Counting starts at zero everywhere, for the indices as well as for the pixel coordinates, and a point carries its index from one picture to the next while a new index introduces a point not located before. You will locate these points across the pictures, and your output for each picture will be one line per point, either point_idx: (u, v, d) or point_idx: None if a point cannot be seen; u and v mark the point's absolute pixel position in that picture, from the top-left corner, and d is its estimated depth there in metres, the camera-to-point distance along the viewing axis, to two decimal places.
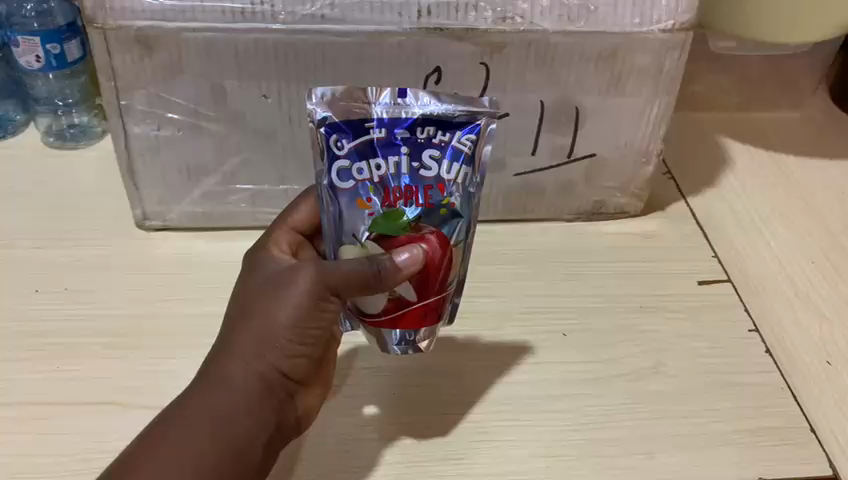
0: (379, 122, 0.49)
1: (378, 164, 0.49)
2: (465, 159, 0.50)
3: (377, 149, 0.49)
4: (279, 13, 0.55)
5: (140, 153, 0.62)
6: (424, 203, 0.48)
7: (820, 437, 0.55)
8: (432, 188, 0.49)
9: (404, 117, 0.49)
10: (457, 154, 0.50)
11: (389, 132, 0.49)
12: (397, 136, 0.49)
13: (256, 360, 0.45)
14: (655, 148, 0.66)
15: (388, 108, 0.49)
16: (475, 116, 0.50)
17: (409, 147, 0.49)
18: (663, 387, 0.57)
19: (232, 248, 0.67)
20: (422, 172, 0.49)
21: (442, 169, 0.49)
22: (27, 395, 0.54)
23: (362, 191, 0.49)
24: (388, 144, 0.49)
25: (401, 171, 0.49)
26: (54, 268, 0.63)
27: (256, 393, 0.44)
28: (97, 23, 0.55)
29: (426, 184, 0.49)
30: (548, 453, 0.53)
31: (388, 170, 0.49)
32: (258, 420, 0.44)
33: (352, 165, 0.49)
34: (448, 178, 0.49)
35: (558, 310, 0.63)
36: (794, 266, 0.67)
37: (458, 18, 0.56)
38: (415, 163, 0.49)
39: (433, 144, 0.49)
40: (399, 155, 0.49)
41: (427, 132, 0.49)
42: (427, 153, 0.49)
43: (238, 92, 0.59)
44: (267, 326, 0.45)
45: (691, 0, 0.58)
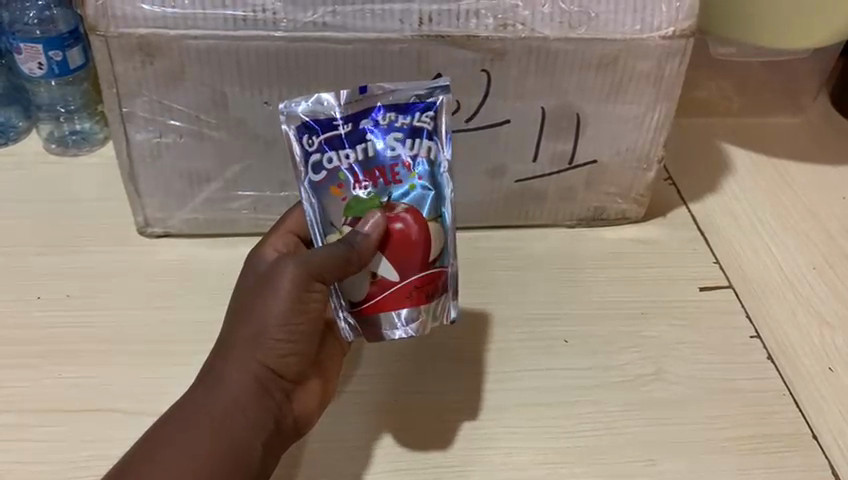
0: (344, 117, 0.49)
1: (346, 152, 0.48)
2: (427, 134, 0.49)
3: (344, 141, 0.48)
4: (281, 21, 0.55)
5: (142, 160, 0.63)
6: (394, 182, 0.48)
7: (823, 444, 0.55)
8: (399, 167, 0.48)
9: (365, 106, 0.49)
10: (420, 132, 0.49)
11: (353, 121, 0.49)
12: (361, 125, 0.49)
13: (249, 361, 0.45)
14: (656, 154, 0.66)
15: (349, 102, 0.49)
16: (433, 91, 0.50)
17: (373, 132, 0.48)
18: (664, 394, 0.57)
19: (233, 255, 0.67)
20: (388, 152, 0.48)
21: (406, 147, 0.48)
22: (29, 403, 0.54)
23: (335, 179, 0.48)
24: (353, 132, 0.48)
25: (370, 156, 0.48)
26: (56, 275, 0.63)
27: (250, 393, 0.45)
28: (100, 31, 0.55)
29: (393, 164, 0.48)
30: (550, 460, 0.53)
31: (357, 157, 0.48)
32: (254, 420, 0.44)
33: (322, 157, 0.48)
34: (414, 155, 0.48)
35: (560, 316, 0.63)
36: (795, 272, 0.67)
37: (459, 25, 0.57)
38: (382, 145, 0.48)
39: (395, 125, 0.49)
40: (366, 141, 0.48)
41: (387, 115, 0.49)
42: (390, 135, 0.48)
43: (240, 99, 0.59)
44: (256, 326, 0.45)
45: (692, 7, 0.58)
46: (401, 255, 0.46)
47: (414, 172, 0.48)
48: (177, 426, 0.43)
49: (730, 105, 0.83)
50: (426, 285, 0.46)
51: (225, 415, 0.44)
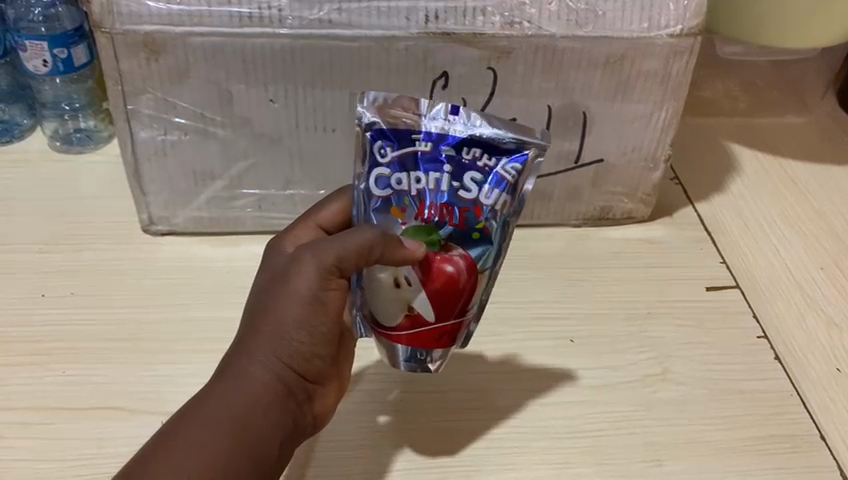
0: (428, 135, 0.48)
1: (418, 177, 0.48)
2: (507, 187, 0.48)
3: (419, 161, 0.48)
4: (287, 18, 0.55)
5: (147, 158, 0.62)
6: (458, 224, 0.48)
7: (830, 445, 0.54)
8: (469, 210, 0.48)
9: (452, 134, 0.48)
10: (500, 182, 0.48)
11: (434, 146, 0.48)
12: (443, 152, 0.48)
13: (272, 356, 0.44)
14: (663, 153, 0.66)
15: (437, 122, 0.49)
16: (526, 144, 0.49)
17: (453, 166, 0.48)
18: (670, 394, 0.57)
19: (238, 253, 0.66)
20: (461, 193, 0.48)
21: (481, 192, 0.48)
22: (31, 400, 0.54)
23: (399, 201, 0.48)
24: (433, 159, 0.48)
25: (441, 189, 0.48)
26: (59, 272, 0.63)
27: (274, 391, 0.43)
28: (105, 27, 0.55)
29: (463, 206, 0.48)
30: (555, 459, 0.52)
31: (427, 185, 0.48)
32: (276, 419, 0.43)
33: (392, 174, 0.48)
34: (486, 203, 0.48)
35: (566, 316, 0.62)
36: (803, 273, 0.67)
37: (465, 23, 0.56)
38: (456, 182, 0.48)
39: (476, 166, 0.48)
40: (441, 172, 0.48)
41: (472, 153, 0.48)
42: (469, 175, 0.48)
43: (245, 97, 0.59)
44: (279, 322, 0.44)
45: (700, 5, 0.58)
46: (445, 298, 0.46)
47: (481, 221, 0.48)
48: (198, 418, 0.41)
49: (738, 105, 0.83)
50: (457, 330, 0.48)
51: (248, 410, 0.42)
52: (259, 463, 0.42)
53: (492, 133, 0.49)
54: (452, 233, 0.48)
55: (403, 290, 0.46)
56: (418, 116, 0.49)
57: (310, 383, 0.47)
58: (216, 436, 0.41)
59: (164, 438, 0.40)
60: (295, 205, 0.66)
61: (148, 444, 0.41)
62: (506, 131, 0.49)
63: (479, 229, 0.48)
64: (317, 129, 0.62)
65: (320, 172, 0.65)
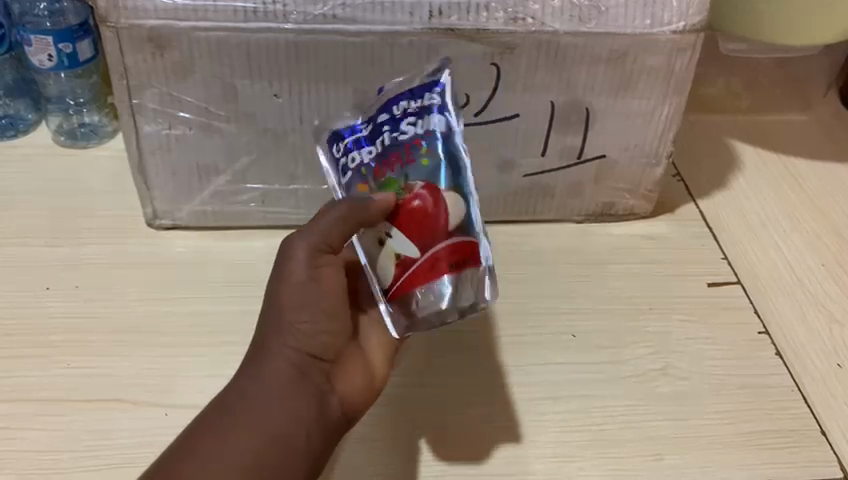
0: (366, 118, 0.53)
1: (367, 149, 0.52)
2: (437, 109, 0.52)
3: (363, 139, 0.52)
4: (291, 13, 0.56)
5: (151, 152, 0.63)
6: (407, 161, 0.51)
7: (831, 439, 0.55)
8: (412, 146, 0.51)
9: (383, 103, 0.53)
10: (432, 110, 0.52)
11: (372, 123, 0.52)
12: (380, 120, 0.52)
13: (279, 342, 0.46)
14: (665, 149, 0.66)
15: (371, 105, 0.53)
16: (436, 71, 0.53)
17: (389, 123, 0.51)
18: (672, 389, 0.57)
19: (242, 248, 0.67)
20: (401, 137, 0.51)
21: (418, 128, 0.51)
22: (37, 392, 0.55)
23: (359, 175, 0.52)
24: (374, 132, 0.52)
25: (386, 146, 0.51)
26: (64, 266, 0.64)
27: (285, 375, 0.45)
28: (110, 22, 0.55)
29: (404, 145, 0.51)
30: (557, 453, 0.53)
31: (376, 151, 0.51)
32: (293, 405, 0.44)
33: (349, 159, 0.52)
34: (425, 132, 0.51)
35: (568, 311, 0.63)
36: (804, 269, 0.67)
37: (469, 18, 0.56)
38: (396, 133, 0.51)
39: (409, 112, 0.52)
40: (383, 132, 0.51)
41: (402, 106, 0.52)
42: (404, 121, 0.51)
43: (249, 91, 0.59)
44: (279, 310, 0.46)
45: (702, 2, 0.58)
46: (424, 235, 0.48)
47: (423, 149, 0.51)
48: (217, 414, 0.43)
49: (740, 103, 0.83)
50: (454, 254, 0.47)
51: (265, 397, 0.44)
52: (286, 446, 0.43)
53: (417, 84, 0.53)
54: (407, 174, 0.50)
55: (387, 245, 0.49)
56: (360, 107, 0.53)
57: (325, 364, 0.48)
58: (238, 423, 0.42)
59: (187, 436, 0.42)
60: (298, 199, 0.67)
61: (176, 441, 0.42)
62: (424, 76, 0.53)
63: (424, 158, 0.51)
64: (321, 124, 0.62)
65: None
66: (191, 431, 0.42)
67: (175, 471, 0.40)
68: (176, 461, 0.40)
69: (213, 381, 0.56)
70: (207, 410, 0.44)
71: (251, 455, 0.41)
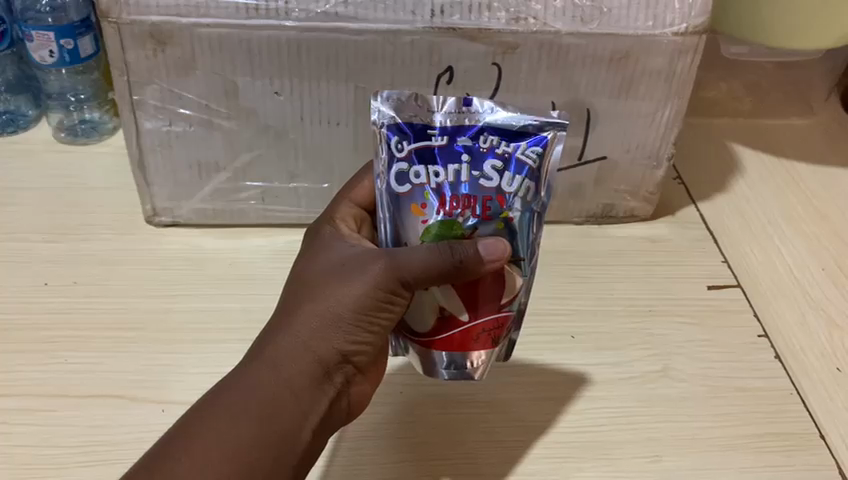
0: (443, 130, 0.46)
1: (436, 171, 0.44)
2: (528, 172, 0.45)
3: (436, 155, 0.45)
4: (293, 11, 0.55)
5: (152, 148, 0.63)
6: (481, 214, 0.44)
7: (830, 443, 0.54)
8: (492, 200, 0.44)
9: (468, 126, 0.46)
10: (521, 167, 0.45)
11: (450, 140, 0.45)
12: (459, 143, 0.45)
13: (313, 343, 0.43)
14: (666, 152, 0.66)
15: (451, 116, 0.47)
16: (545, 125, 0.47)
17: (470, 156, 0.45)
18: (671, 391, 0.57)
19: (241, 245, 0.67)
20: (482, 181, 0.44)
21: (503, 180, 0.44)
22: (33, 387, 0.54)
23: (419, 196, 0.44)
24: (449, 152, 0.45)
25: (461, 179, 0.44)
26: (61, 262, 0.63)
27: (311, 378, 0.43)
28: (112, 17, 0.55)
29: (485, 195, 0.44)
30: (555, 455, 0.52)
31: (446, 178, 0.44)
32: (306, 411, 0.43)
33: (411, 168, 0.45)
34: (508, 191, 0.44)
35: (567, 313, 0.62)
36: (803, 273, 0.67)
37: (471, 18, 0.56)
38: (475, 172, 0.44)
39: (495, 154, 0.45)
40: (461, 162, 0.45)
41: (489, 142, 0.45)
42: (489, 163, 0.45)
43: (251, 89, 0.59)
44: (328, 306, 0.44)
45: (706, 4, 0.58)
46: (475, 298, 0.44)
47: (506, 210, 0.44)
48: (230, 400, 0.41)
49: (741, 107, 0.83)
50: (497, 331, 0.45)
51: (279, 396, 0.42)
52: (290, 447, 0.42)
53: (510, 123, 0.47)
54: (478, 225, 0.44)
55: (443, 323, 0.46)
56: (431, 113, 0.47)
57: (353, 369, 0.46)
58: (247, 417, 0.41)
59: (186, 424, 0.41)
60: (298, 197, 0.67)
61: (182, 421, 0.41)
62: (526, 117, 0.47)
63: (505, 218, 0.44)
64: (322, 122, 0.62)
65: (323, 165, 0.65)
66: (204, 412, 0.41)
67: (180, 456, 0.39)
68: (182, 447, 0.39)
69: (209, 378, 0.56)
70: (225, 389, 0.42)
71: (249, 457, 0.40)
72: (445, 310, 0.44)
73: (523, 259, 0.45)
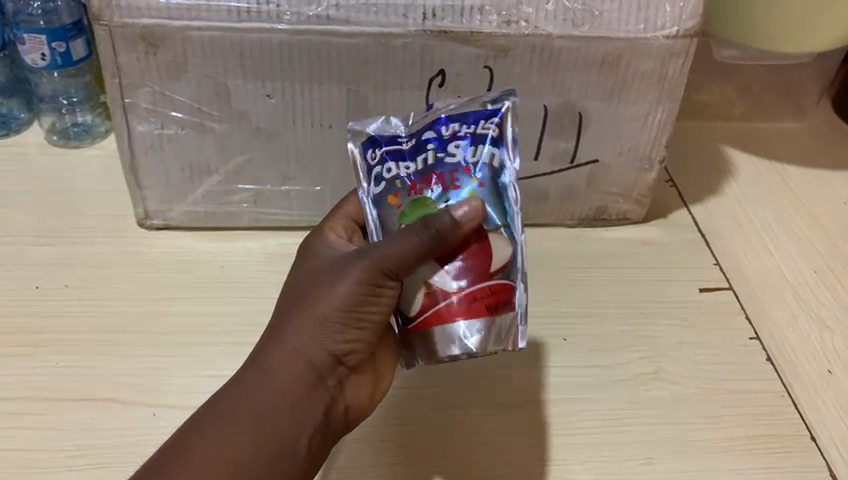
0: (409, 132, 0.48)
1: (406, 164, 0.47)
2: (491, 141, 0.48)
3: (404, 153, 0.48)
4: (285, 13, 0.56)
5: (144, 151, 0.63)
6: (452, 187, 0.47)
7: (821, 445, 0.55)
8: (459, 173, 0.47)
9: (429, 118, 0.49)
10: (482, 140, 0.48)
11: (414, 135, 0.48)
12: (422, 135, 0.48)
13: (303, 346, 0.43)
14: (658, 154, 0.66)
15: (415, 122, 0.49)
16: (501, 97, 0.49)
17: (435, 143, 0.47)
18: (663, 393, 0.57)
19: (233, 248, 0.67)
20: (448, 160, 0.47)
21: (467, 155, 0.47)
22: (24, 390, 0.54)
23: (393, 188, 0.47)
24: (415, 146, 0.48)
25: (429, 165, 0.47)
26: (53, 265, 0.63)
27: (305, 382, 0.43)
28: (104, 20, 0.55)
29: (452, 171, 0.47)
30: (548, 457, 0.52)
31: (416, 168, 0.47)
32: (302, 417, 0.43)
33: (382, 168, 0.48)
34: (474, 162, 0.47)
35: (559, 315, 0.62)
36: (795, 275, 0.67)
37: (463, 21, 0.56)
38: (441, 154, 0.47)
39: (458, 136, 0.48)
40: (426, 150, 0.47)
41: (450, 127, 0.48)
42: (452, 144, 0.47)
43: (244, 92, 0.59)
44: (316, 308, 0.44)
45: (697, 7, 0.58)
46: (458, 263, 0.44)
47: (475, 180, 0.47)
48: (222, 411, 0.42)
49: (733, 110, 0.84)
50: (489, 295, 0.44)
51: (272, 404, 0.42)
52: (287, 456, 0.42)
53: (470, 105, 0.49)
54: (452, 200, 0.46)
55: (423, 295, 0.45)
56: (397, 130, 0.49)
57: (346, 370, 0.46)
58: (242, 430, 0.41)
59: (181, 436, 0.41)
60: (290, 200, 0.66)
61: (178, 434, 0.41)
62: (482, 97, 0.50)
63: (476, 186, 0.47)
64: (315, 125, 0.62)
65: (316, 168, 0.65)
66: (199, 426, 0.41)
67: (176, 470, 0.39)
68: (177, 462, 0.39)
69: (202, 381, 0.56)
70: (220, 402, 0.42)
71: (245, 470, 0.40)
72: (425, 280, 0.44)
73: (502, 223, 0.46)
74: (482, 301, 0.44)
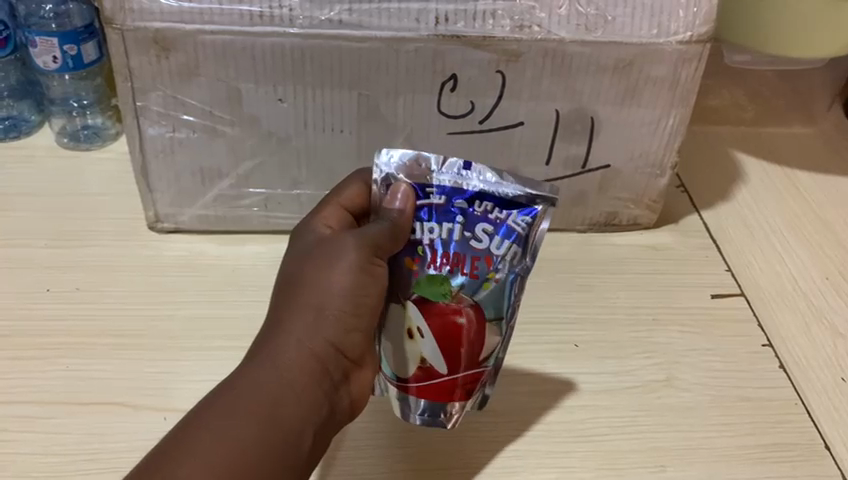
0: (440, 189, 0.48)
1: (431, 227, 0.48)
2: (517, 238, 0.48)
3: (432, 214, 0.48)
4: (297, 18, 0.55)
5: (155, 155, 0.63)
6: (469, 272, 0.47)
7: (835, 454, 0.54)
8: (480, 260, 0.47)
9: (465, 189, 0.48)
10: (510, 233, 0.48)
11: (446, 200, 0.48)
12: (455, 205, 0.48)
13: (305, 337, 0.43)
14: (669, 160, 0.66)
15: (451, 179, 0.48)
16: (536, 197, 0.48)
17: (464, 217, 0.48)
18: (675, 400, 0.57)
19: (243, 252, 0.67)
20: (473, 242, 0.47)
21: (492, 243, 0.47)
22: (35, 394, 0.54)
23: (413, 250, 0.48)
24: (444, 211, 0.48)
25: (453, 238, 0.47)
26: (63, 268, 0.63)
27: (309, 372, 0.42)
28: (116, 24, 0.55)
29: (475, 255, 0.47)
30: (560, 465, 0.52)
31: (440, 234, 0.47)
32: (308, 409, 0.42)
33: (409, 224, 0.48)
34: (496, 254, 0.47)
35: (570, 321, 0.62)
36: (807, 282, 0.67)
37: (476, 26, 0.56)
38: (467, 232, 0.47)
39: (488, 219, 0.48)
40: (454, 223, 0.48)
41: (484, 207, 0.48)
42: (481, 226, 0.48)
43: (255, 95, 0.59)
44: (315, 299, 0.44)
45: (710, 13, 0.58)
46: (456, 348, 0.47)
47: (493, 272, 0.47)
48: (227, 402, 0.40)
49: (744, 115, 0.83)
50: (472, 382, 0.48)
51: (281, 394, 0.41)
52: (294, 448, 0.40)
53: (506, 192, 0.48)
54: (466, 282, 0.47)
55: (415, 343, 0.47)
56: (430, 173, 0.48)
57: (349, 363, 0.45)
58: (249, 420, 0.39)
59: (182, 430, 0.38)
60: (301, 204, 0.66)
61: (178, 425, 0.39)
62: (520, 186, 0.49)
63: (492, 279, 0.47)
64: (326, 129, 0.62)
65: (327, 173, 0.65)
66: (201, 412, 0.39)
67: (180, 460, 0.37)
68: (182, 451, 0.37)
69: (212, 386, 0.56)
70: (223, 391, 0.40)
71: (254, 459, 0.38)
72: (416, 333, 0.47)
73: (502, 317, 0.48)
74: (466, 385, 0.48)
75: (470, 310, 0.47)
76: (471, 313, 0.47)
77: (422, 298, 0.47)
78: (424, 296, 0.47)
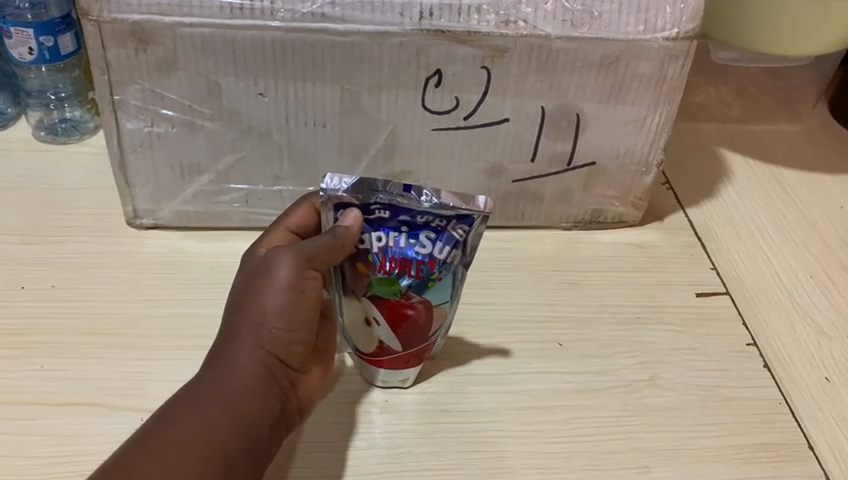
0: (383, 206, 0.49)
1: (378, 236, 0.50)
2: (458, 242, 0.50)
3: (379, 224, 0.50)
4: (278, 11, 0.54)
5: (133, 150, 0.61)
6: (415, 275, 0.50)
7: (819, 454, 0.54)
8: (424, 264, 0.50)
9: (407, 207, 0.49)
10: (451, 239, 0.50)
11: (390, 214, 0.50)
12: (399, 218, 0.50)
13: (255, 343, 0.45)
14: (655, 158, 0.65)
15: (393, 198, 0.49)
16: (474, 213, 0.50)
17: (407, 228, 0.50)
18: (660, 400, 0.56)
19: (224, 249, 0.66)
20: (416, 248, 0.50)
21: (435, 248, 0.50)
22: (7, 395, 0.53)
23: (363, 257, 0.50)
24: (387, 222, 0.50)
25: (399, 245, 0.50)
26: (39, 265, 0.62)
27: (258, 377, 0.45)
28: (92, 16, 0.53)
29: (418, 260, 0.50)
30: (544, 466, 0.52)
31: (388, 242, 0.50)
32: (260, 407, 0.44)
33: None
34: (439, 257, 0.50)
35: (555, 319, 0.62)
36: (791, 280, 0.66)
37: (460, 21, 0.55)
38: (411, 239, 0.50)
39: (429, 226, 0.50)
40: (399, 231, 0.50)
41: (425, 218, 0.50)
42: (423, 234, 0.50)
43: (235, 90, 0.58)
44: (262, 307, 0.46)
45: (697, 9, 0.57)
46: (407, 334, 0.52)
47: (437, 272, 0.51)
48: (184, 411, 0.42)
49: (730, 111, 0.83)
50: (423, 352, 0.53)
51: (236, 398, 0.43)
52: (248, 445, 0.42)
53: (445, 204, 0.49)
54: (412, 283, 0.50)
55: (374, 330, 0.52)
56: (375, 196, 0.49)
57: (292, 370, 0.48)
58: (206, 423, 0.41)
59: (145, 434, 0.40)
60: (283, 199, 0.65)
61: (135, 438, 0.40)
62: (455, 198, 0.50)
63: (436, 278, 0.51)
64: (309, 125, 0.61)
65: (309, 169, 0.64)
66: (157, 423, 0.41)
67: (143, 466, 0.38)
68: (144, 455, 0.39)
69: None
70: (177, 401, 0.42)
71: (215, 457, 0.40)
72: (374, 322, 0.52)
73: (446, 302, 0.52)
74: (416, 359, 0.53)
75: (418, 304, 0.51)
76: (419, 307, 0.51)
77: (375, 295, 0.51)
78: (377, 295, 0.51)
